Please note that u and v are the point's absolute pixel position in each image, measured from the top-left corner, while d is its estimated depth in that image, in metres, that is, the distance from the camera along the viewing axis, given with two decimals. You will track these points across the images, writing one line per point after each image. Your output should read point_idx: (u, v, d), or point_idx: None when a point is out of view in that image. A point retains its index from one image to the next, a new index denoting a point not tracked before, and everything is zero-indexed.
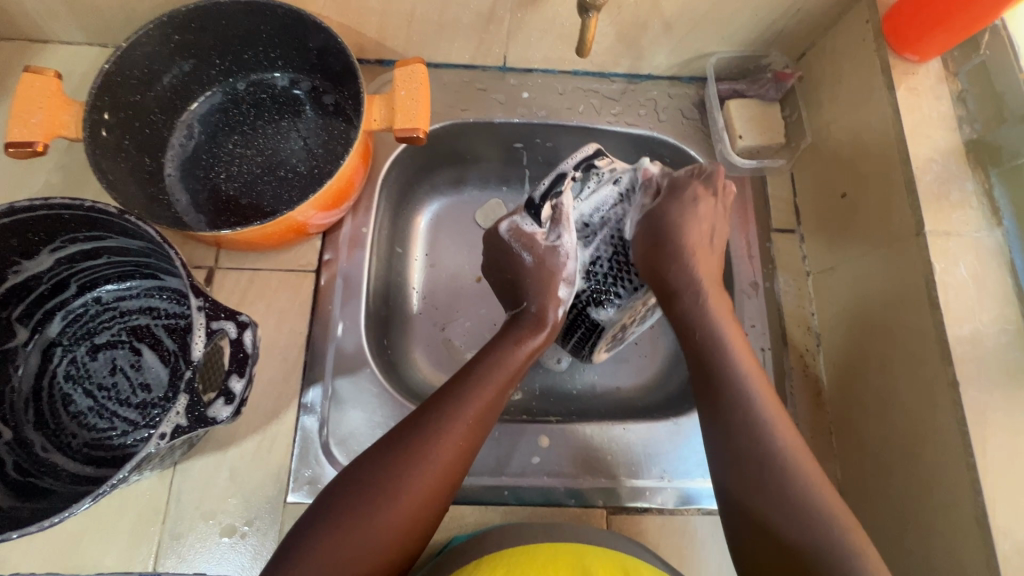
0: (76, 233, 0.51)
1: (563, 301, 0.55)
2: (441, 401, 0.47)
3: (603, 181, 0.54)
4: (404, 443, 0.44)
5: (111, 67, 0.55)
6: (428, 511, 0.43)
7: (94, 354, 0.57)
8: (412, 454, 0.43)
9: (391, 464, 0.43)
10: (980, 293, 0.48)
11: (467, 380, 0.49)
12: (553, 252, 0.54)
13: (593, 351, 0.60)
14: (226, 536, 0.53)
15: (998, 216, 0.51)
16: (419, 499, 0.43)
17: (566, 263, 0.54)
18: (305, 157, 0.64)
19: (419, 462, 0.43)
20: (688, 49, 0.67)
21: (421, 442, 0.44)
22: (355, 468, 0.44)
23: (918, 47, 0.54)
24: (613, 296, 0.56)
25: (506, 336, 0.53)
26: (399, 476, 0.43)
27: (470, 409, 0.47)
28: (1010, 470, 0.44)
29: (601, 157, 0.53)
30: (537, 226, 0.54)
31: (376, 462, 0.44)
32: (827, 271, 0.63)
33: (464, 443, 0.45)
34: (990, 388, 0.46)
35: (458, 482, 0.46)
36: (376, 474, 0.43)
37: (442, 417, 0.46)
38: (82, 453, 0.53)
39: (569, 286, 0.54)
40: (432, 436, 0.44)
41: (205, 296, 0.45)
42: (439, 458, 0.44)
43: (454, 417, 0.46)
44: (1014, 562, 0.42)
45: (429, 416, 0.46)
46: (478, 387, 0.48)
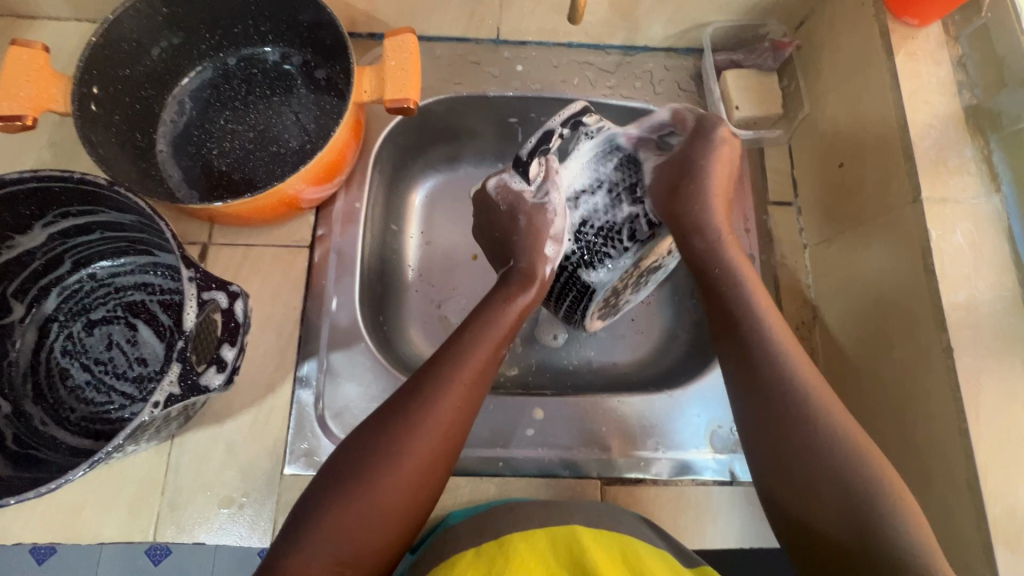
0: (67, 207, 0.51)
1: (551, 261, 0.53)
2: (433, 368, 0.47)
3: (596, 137, 0.50)
4: (400, 414, 0.44)
5: (98, 40, 0.54)
6: (429, 480, 0.43)
7: (90, 329, 0.57)
8: (407, 421, 0.43)
9: (388, 433, 0.43)
10: (976, 260, 0.48)
11: (457, 347, 0.48)
12: (541, 210, 0.53)
13: (585, 316, 0.59)
14: (224, 507, 0.53)
15: (996, 182, 0.50)
16: (418, 467, 0.42)
17: (554, 220, 0.52)
18: (297, 133, 0.64)
19: (416, 430, 0.43)
20: (684, 19, 0.66)
21: (416, 412, 0.44)
22: (353, 441, 0.44)
23: (918, 11, 0.53)
24: (604, 258, 0.52)
25: (494, 297, 0.52)
26: (397, 445, 0.42)
27: (463, 374, 0.46)
28: (1003, 436, 0.44)
29: (589, 115, 0.49)
30: (526, 184, 0.53)
31: (375, 433, 0.43)
32: (823, 243, 0.62)
33: (460, 407, 0.45)
34: (985, 355, 0.45)
35: (458, 448, 0.46)
36: (374, 445, 0.42)
37: (435, 383, 0.45)
38: (80, 427, 0.54)
39: (555, 245, 0.52)
40: (427, 403, 0.44)
41: (196, 266, 0.45)
42: (437, 425, 0.44)
43: (447, 383, 0.45)
44: (1004, 525, 0.42)
45: (424, 384, 0.45)
46: (469, 353, 0.48)
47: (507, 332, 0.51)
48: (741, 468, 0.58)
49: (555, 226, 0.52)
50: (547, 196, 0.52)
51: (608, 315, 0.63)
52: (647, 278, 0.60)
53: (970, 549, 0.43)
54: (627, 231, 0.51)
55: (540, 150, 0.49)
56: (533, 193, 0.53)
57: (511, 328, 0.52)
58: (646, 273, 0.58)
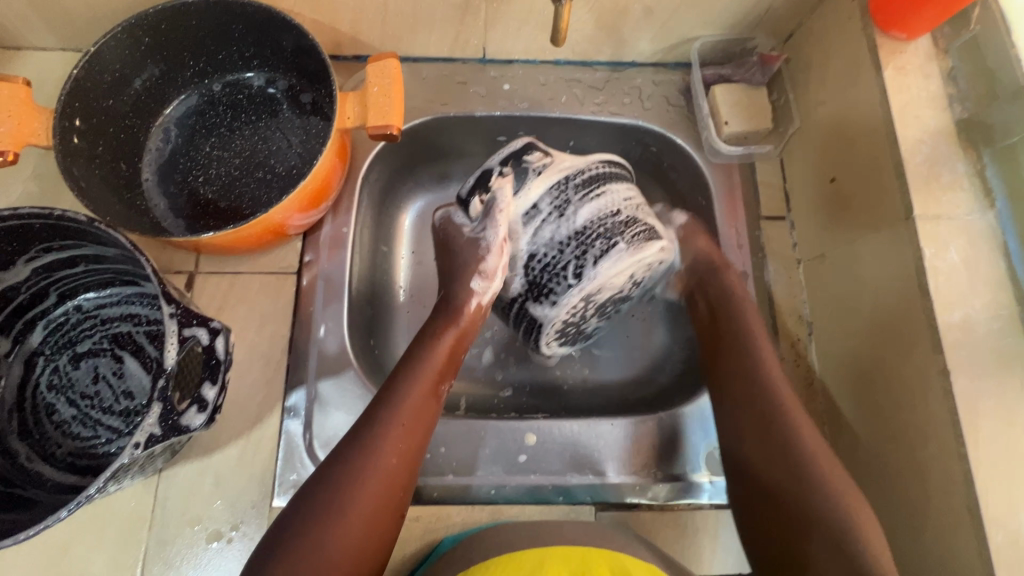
0: (50, 242, 0.50)
1: (479, 293, 0.55)
2: (375, 410, 0.47)
3: (535, 173, 0.53)
4: (338, 467, 0.44)
5: (79, 72, 0.54)
6: (378, 528, 0.43)
7: (76, 363, 0.56)
8: (353, 468, 0.44)
9: (336, 481, 0.43)
10: (971, 278, 0.47)
11: (390, 390, 0.49)
12: (474, 245, 0.55)
13: (541, 344, 0.57)
14: (213, 541, 0.53)
15: (990, 198, 0.49)
16: (363, 515, 0.43)
17: (487, 255, 0.53)
18: (283, 158, 0.63)
19: (362, 475, 0.44)
20: (671, 34, 0.65)
21: (355, 462, 0.44)
22: (303, 492, 0.44)
23: (906, 24, 0.52)
24: (551, 292, 0.52)
25: (422, 337, 0.54)
26: (342, 493, 0.43)
27: (406, 413, 0.47)
28: (1004, 460, 0.42)
29: (532, 151, 0.54)
30: (467, 219, 0.56)
31: (315, 487, 0.43)
32: (817, 259, 0.61)
33: (405, 448, 0.46)
34: (982, 376, 0.44)
35: (406, 490, 0.46)
36: (320, 495, 0.42)
37: (374, 427, 0.46)
38: (67, 463, 0.53)
39: (484, 280, 0.54)
40: (371, 447, 0.45)
41: (177, 302, 0.44)
42: (381, 469, 0.44)
43: (385, 426, 0.46)
44: (1006, 553, 0.41)
45: (360, 432, 0.46)
46: (404, 395, 0.48)
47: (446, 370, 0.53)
48: None
49: (487, 263, 0.53)
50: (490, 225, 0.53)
51: (573, 341, 0.61)
52: (613, 307, 0.58)
53: None
54: (575, 262, 0.51)
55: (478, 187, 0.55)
56: (472, 227, 0.56)
57: (449, 361, 0.53)
58: (609, 301, 0.56)
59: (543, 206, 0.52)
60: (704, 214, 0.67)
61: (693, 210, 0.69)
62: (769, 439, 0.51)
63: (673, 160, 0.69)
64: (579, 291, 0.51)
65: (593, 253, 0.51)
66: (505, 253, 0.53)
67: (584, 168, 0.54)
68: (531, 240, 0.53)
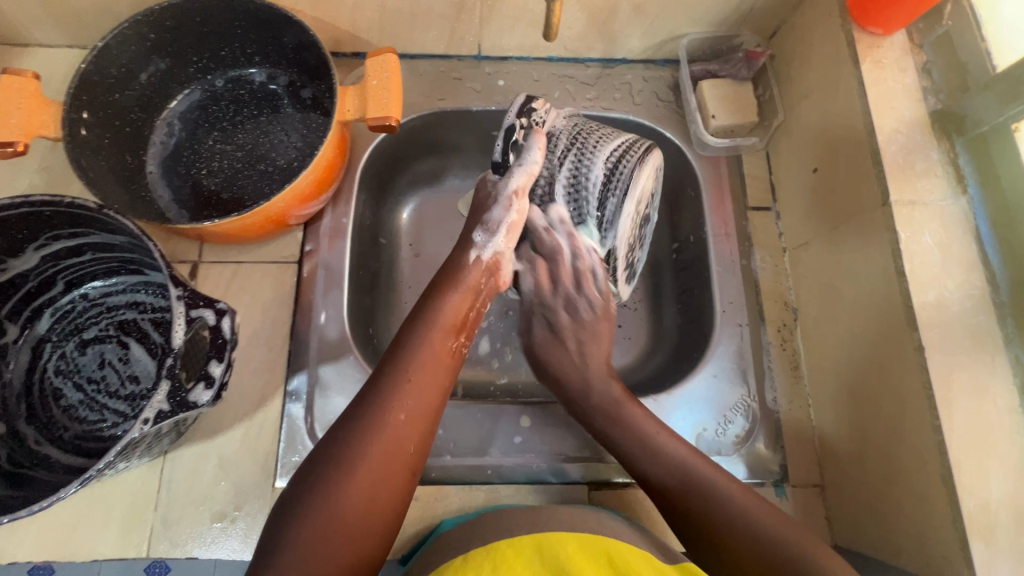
0: (59, 230, 0.52)
1: (480, 247, 0.56)
2: (386, 370, 0.48)
3: (540, 124, 0.56)
4: (359, 418, 0.45)
5: (87, 67, 0.56)
6: (387, 486, 0.44)
7: (83, 349, 0.58)
8: (366, 426, 0.45)
9: (348, 440, 0.44)
10: (945, 259, 0.49)
11: (405, 346, 0.50)
12: (496, 201, 0.56)
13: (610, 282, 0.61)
14: (217, 521, 0.54)
15: (962, 184, 0.51)
16: (374, 472, 0.43)
17: (512, 208, 0.55)
18: (284, 151, 0.65)
19: (373, 432, 0.44)
20: (659, 32, 0.67)
21: (374, 414, 0.45)
22: (316, 453, 0.44)
23: (882, 20, 0.55)
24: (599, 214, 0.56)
25: (435, 292, 0.54)
26: (354, 450, 0.43)
27: (419, 372, 0.48)
28: (976, 432, 0.45)
29: (534, 103, 0.57)
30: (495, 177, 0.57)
31: (336, 437, 0.44)
32: (802, 247, 0.64)
33: (416, 407, 0.47)
34: (955, 352, 0.47)
35: (421, 444, 0.47)
36: (342, 445, 0.44)
37: (391, 381, 0.47)
38: (74, 445, 0.55)
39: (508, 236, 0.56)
40: (383, 404, 0.46)
41: (184, 285, 0.46)
42: (393, 427, 0.45)
43: (401, 382, 0.47)
44: (978, 518, 0.43)
45: (378, 386, 0.47)
46: (419, 352, 0.49)
47: (461, 333, 0.54)
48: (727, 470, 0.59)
49: (513, 220, 0.55)
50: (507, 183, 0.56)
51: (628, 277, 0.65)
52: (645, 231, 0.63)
53: (947, 544, 0.44)
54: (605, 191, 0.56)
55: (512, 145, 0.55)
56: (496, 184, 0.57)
57: (465, 323, 0.54)
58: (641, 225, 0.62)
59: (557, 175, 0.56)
60: (693, 205, 0.69)
61: (682, 202, 0.71)
62: (684, 494, 0.48)
63: (663, 153, 0.72)
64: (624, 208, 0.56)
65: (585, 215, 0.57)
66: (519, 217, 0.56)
67: (568, 123, 0.59)
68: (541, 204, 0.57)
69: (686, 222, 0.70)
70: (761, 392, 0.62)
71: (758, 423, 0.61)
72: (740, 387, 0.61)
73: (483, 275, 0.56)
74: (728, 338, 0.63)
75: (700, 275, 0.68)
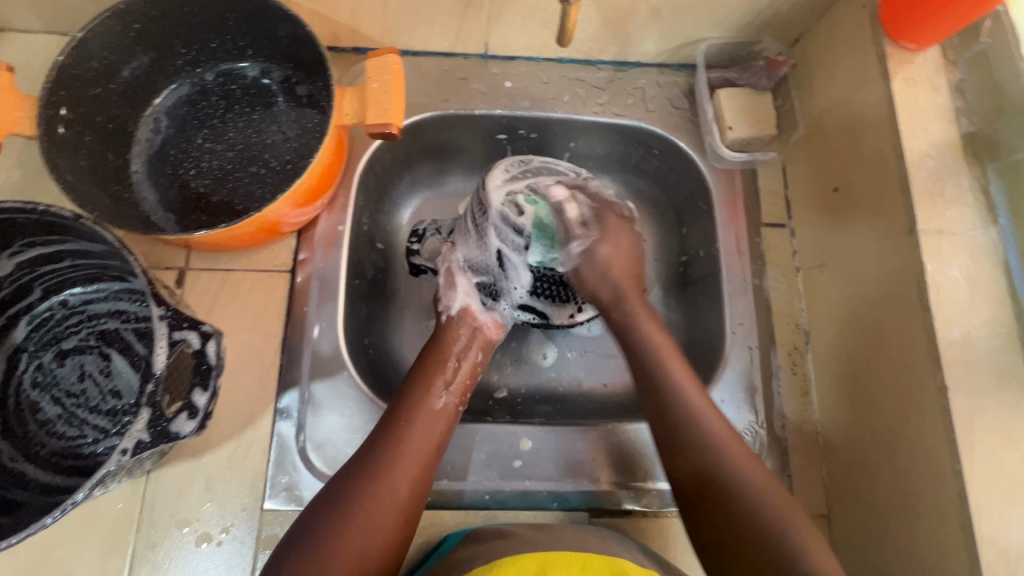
0: (33, 237, 0.48)
1: (449, 304, 0.59)
2: (387, 420, 0.50)
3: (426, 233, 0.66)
4: (355, 467, 0.47)
5: (65, 59, 0.52)
6: (381, 533, 0.44)
7: (61, 360, 0.55)
8: (366, 474, 0.46)
9: (349, 487, 0.45)
10: (972, 295, 0.46)
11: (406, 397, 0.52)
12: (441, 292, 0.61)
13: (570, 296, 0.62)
14: (203, 543, 0.52)
15: (993, 214, 0.49)
16: (370, 519, 0.44)
17: (450, 279, 0.60)
18: (277, 151, 0.62)
19: (373, 480, 0.46)
20: (677, 36, 0.64)
21: (368, 466, 0.47)
22: (319, 500, 0.46)
23: (917, 35, 0.51)
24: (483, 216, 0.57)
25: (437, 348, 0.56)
26: (351, 498, 0.45)
27: (420, 420, 0.50)
28: (998, 478, 0.43)
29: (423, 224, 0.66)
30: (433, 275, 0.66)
31: (334, 488, 0.46)
32: (816, 269, 0.61)
33: (411, 458, 0.48)
34: (980, 393, 0.44)
35: (417, 501, 0.47)
36: (337, 496, 0.45)
37: (388, 431, 0.49)
38: (52, 462, 0.52)
39: (454, 292, 0.59)
40: (378, 455, 0.47)
41: (166, 304, 0.43)
42: (384, 477, 0.46)
43: (398, 433, 0.49)
44: (997, 570, 0.41)
45: (378, 438, 0.49)
46: (416, 404, 0.51)
47: (464, 386, 0.55)
48: None
49: (449, 291, 0.60)
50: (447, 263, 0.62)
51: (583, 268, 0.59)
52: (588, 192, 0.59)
53: None
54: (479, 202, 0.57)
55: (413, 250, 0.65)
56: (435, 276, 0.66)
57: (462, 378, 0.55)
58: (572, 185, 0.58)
59: (471, 230, 0.59)
60: (705, 218, 0.67)
61: (695, 215, 0.68)
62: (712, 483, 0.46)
63: (675, 164, 0.69)
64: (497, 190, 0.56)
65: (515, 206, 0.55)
66: (457, 278, 0.60)
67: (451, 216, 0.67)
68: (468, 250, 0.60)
69: (697, 235, 0.68)
70: (770, 417, 0.60)
71: (765, 451, 0.59)
72: (748, 413, 0.59)
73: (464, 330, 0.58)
74: (738, 360, 0.61)
75: (710, 294, 0.65)
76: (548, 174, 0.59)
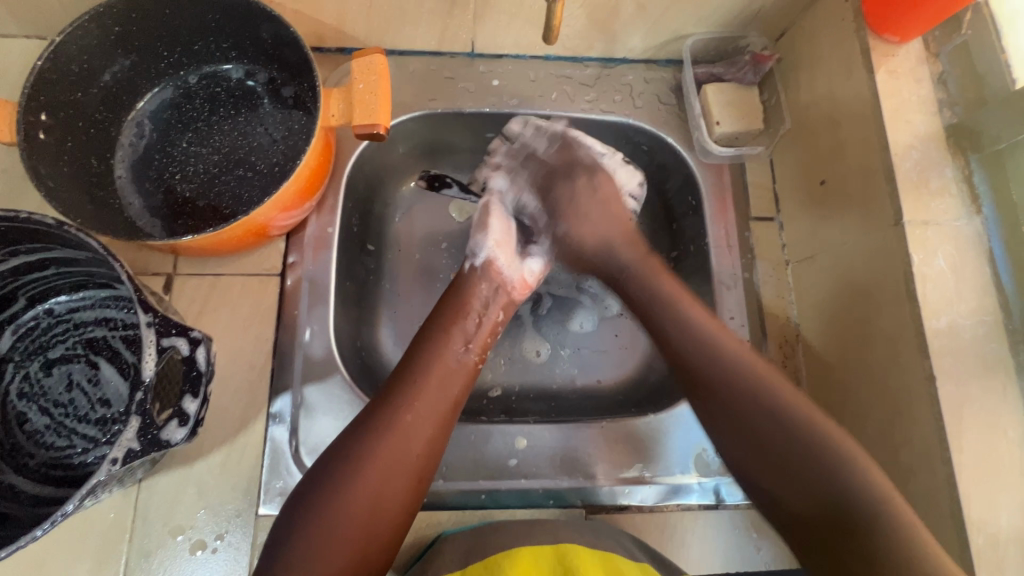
0: (16, 245, 0.47)
1: (474, 255, 0.60)
2: (408, 369, 0.49)
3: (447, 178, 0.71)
4: (375, 412, 0.46)
5: (43, 64, 0.51)
6: (392, 492, 0.44)
7: (48, 369, 0.54)
8: (385, 422, 0.46)
9: (366, 434, 0.45)
10: (958, 284, 0.47)
11: (427, 347, 0.51)
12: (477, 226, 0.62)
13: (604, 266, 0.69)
14: (198, 550, 0.52)
15: (976, 203, 0.49)
16: (381, 477, 0.43)
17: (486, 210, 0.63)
18: (264, 153, 0.61)
19: (392, 428, 0.45)
20: (663, 32, 0.64)
21: (389, 412, 0.46)
22: (336, 446, 0.45)
23: (898, 28, 0.52)
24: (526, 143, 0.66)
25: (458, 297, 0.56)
26: (369, 447, 0.44)
27: (439, 374, 0.49)
28: (987, 462, 0.43)
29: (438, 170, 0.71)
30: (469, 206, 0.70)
31: (351, 434, 0.45)
32: (805, 261, 0.62)
33: (430, 409, 0.47)
34: (967, 381, 0.45)
35: (434, 453, 0.47)
36: (355, 441, 0.45)
37: (409, 381, 0.48)
38: (41, 473, 0.51)
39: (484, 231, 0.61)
40: (399, 402, 0.47)
41: (154, 310, 0.42)
42: (402, 427, 0.46)
43: (419, 383, 0.48)
44: (987, 554, 0.42)
45: (398, 385, 0.48)
46: (437, 355, 0.51)
47: (486, 341, 0.55)
48: (727, 491, 0.58)
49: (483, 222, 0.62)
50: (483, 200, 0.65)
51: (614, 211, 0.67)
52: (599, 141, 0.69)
53: None
54: (515, 130, 0.66)
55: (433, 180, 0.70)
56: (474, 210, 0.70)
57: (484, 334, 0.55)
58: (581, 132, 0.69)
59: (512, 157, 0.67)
60: (694, 213, 0.67)
61: (683, 209, 0.68)
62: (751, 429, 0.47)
63: (664, 160, 0.69)
64: (524, 119, 0.66)
65: (545, 121, 0.65)
66: (499, 214, 0.63)
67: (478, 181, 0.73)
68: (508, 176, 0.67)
69: (686, 231, 0.68)
70: None
71: None
72: None
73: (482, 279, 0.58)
74: None
75: (700, 288, 0.66)
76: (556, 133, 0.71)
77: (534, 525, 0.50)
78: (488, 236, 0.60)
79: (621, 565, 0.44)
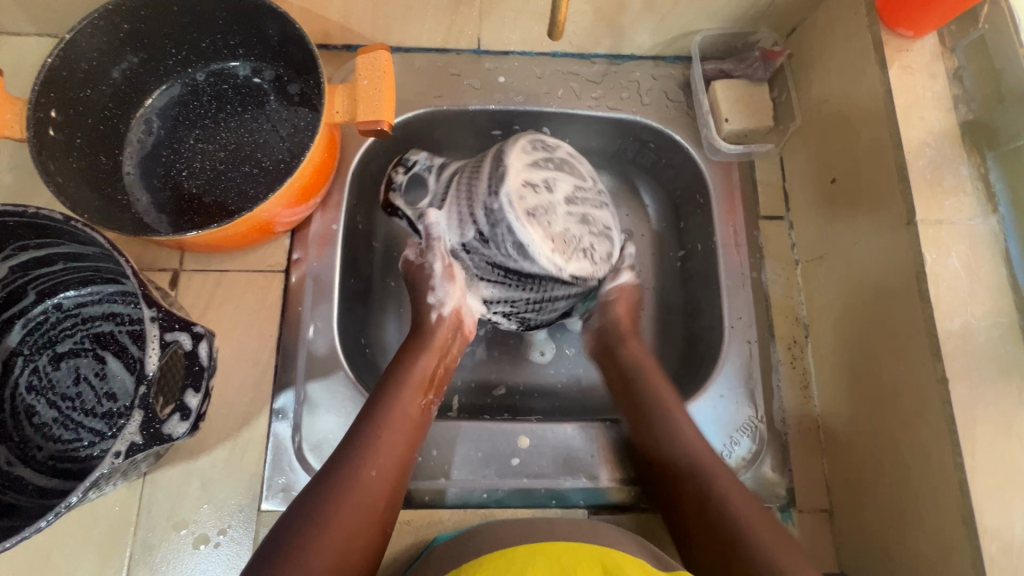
0: (24, 240, 0.48)
1: (438, 306, 0.56)
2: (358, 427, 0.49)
3: (427, 171, 0.61)
4: (327, 476, 0.46)
5: (54, 61, 0.51)
6: (358, 546, 0.44)
7: (57, 363, 0.55)
8: (336, 483, 0.45)
9: (323, 501, 0.44)
10: (972, 285, 0.46)
11: (376, 404, 0.50)
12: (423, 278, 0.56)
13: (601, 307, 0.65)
14: (201, 544, 0.52)
15: (993, 202, 0.48)
16: (347, 532, 0.43)
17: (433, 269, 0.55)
18: (270, 150, 0.61)
19: (345, 490, 0.45)
20: (671, 28, 0.63)
21: (341, 475, 0.46)
22: (296, 506, 0.44)
23: (913, 22, 0.51)
24: (490, 223, 0.50)
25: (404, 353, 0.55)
26: (326, 512, 0.44)
27: (392, 428, 0.49)
28: (1002, 469, 0.42)
29: (414, 154, 0.63)
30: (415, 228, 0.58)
31: (307, 500, 0.44)
32: (815, 261, 0.61)
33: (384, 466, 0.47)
34: (982, 385, 0.44)
35: (391, 507, 0.47)
36: (308, 510, 0.43)
37: (360, 440, 0.48)
38: (48, 466, 0.52)
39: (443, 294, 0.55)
40: (352, 464, 0.46)
41: (158, 305, 0.42)
42: (359, 486, 0.46)
43: (370, 442, 0.48)
44: (1000, 562, 0.41)
45: (347, 447, 0.48)
46: (388, 412, 0.50)
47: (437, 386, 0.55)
48: None
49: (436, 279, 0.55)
50: (430, 249, 0.55)
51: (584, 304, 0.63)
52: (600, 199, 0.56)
53: None
54: (483, 199, 0.50)
55: (393, 192, 0.62)
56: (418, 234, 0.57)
57: (434, 380, 0.55)
58: (591, 210, 0.54)
59: (465, 213, 0.52)
60: (702, 211, 0.66)
61: (692, 208, 0.67)
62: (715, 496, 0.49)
63: (673, 158, 0.68)
64: (507, 193, 0.49)
65: (510, 237, 0.49)
66: (460, 275, 0.55)
67: (449, 168, 0.58)
68: (452, 223, 0.53)
69: (695, 229, 0.67)
70: (769, 412, 0.59)
71: (766, 445, 0.58)
72: (748, 408, 0.59)
73: (449, 331, 0.56)
74: (737, 355, 0.60)
75: (708, 289, 0.65)
76: (568, 174, 0.54)
77: (536, 525, 0.49)
78: (436, 277, 0.55)
79: (622, 565, 0.43)
